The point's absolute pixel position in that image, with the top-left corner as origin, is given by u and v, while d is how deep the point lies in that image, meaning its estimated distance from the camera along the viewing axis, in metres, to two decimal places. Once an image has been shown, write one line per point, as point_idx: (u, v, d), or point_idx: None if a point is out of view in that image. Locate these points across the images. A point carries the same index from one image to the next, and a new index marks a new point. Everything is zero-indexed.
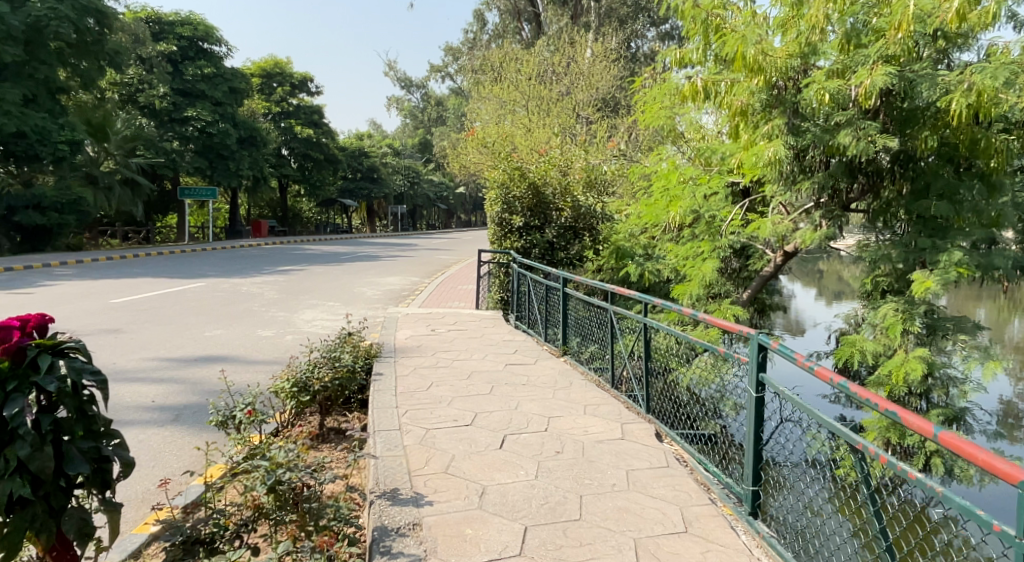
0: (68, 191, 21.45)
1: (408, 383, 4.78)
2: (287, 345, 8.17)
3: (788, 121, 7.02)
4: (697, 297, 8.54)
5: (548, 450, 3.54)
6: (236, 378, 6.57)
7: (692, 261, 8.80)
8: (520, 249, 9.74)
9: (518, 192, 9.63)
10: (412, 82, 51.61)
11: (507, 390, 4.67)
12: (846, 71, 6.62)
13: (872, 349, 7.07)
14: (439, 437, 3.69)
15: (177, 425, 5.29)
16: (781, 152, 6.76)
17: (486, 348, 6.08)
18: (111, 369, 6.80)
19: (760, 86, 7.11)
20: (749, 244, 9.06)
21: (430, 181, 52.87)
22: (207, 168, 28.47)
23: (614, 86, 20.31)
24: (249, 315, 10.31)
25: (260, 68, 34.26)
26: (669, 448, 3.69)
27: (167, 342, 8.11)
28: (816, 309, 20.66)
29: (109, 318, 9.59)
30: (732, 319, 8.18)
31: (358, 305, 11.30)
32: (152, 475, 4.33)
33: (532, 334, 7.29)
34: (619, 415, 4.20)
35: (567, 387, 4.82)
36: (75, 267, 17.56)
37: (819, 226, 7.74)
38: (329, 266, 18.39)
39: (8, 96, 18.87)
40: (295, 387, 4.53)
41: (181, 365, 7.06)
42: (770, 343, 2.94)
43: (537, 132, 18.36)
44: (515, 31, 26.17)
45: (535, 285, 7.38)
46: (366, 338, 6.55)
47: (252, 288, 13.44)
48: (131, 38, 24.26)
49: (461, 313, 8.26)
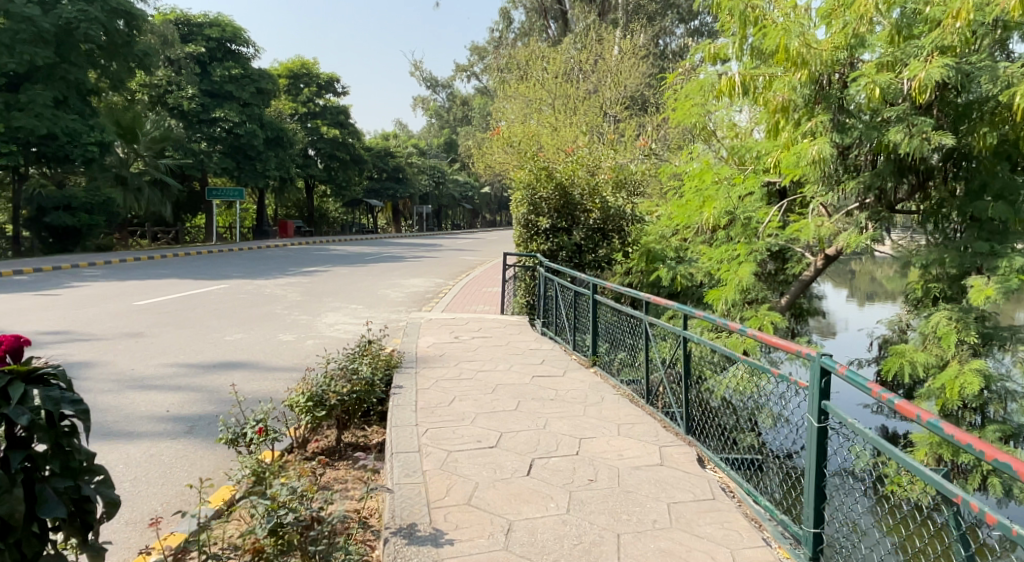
0: (98, 193, 21.59)
1: (429, 398, 4.51)
2: (308, 351, 7.95)
3: (833, 117, 6.64)
4: (733, 302, 8.14)
5: (580, 478, 3.25)
6: (255, 386, 6.36)
7: (728, 265, 8.42)
8: (547, 252, 9.42)
9: (545, 193, 9.30)
10: (438, 82, 51.57)
11: (534, 405, 4.38)
12: (896, 63, 6.27)
13: (924, 360, 6.65)
14: (461, 462, 3.41)
15: (190, 436, 5.05)
16: (826, 151, 6.47)
17: (511, 358, 5.79)
18: (128, 375, 6.63)
19: (803, 82, 6.73)
20: (787, 247, 8.68)
21: (455, 181, 52.77)
22: (234, 169, 28.58)
23: (642, 83, 19.91)
24: (272, 318, 10.14)
25: (287, 69, 34.36)
26: (713, 476, 3.39)
27: (187, 347, 7.95)
28: (851, 311, 20.12)
29: (131, 321, 9.47)
30: (770, 327, 7.77)
31: (381, 309, 11.09)
32: (160, 495, 4.08)
33: (559, 341, 6.99)
34: (657, 436, 3.89)
35: (599, 403, 4.50)
36: (103, 267, 17.62)
37: (865, 228, 7.35)
38: (353, 267, 18.26)
39: (39, 98, 19.01)
40: (311, 401, 4.28)
41: (199, 372, 6.87)
42: (837, 368, 2.59)
43: (564, 131, 18.05)
44: (541, 29, 25.86)
45: (562, 289, 7.06)
46: (387, 345, 6.29)
47: (276, 289, 13.31)
48: (160, 39, 24.39)
49: (486, 318, 7.97)
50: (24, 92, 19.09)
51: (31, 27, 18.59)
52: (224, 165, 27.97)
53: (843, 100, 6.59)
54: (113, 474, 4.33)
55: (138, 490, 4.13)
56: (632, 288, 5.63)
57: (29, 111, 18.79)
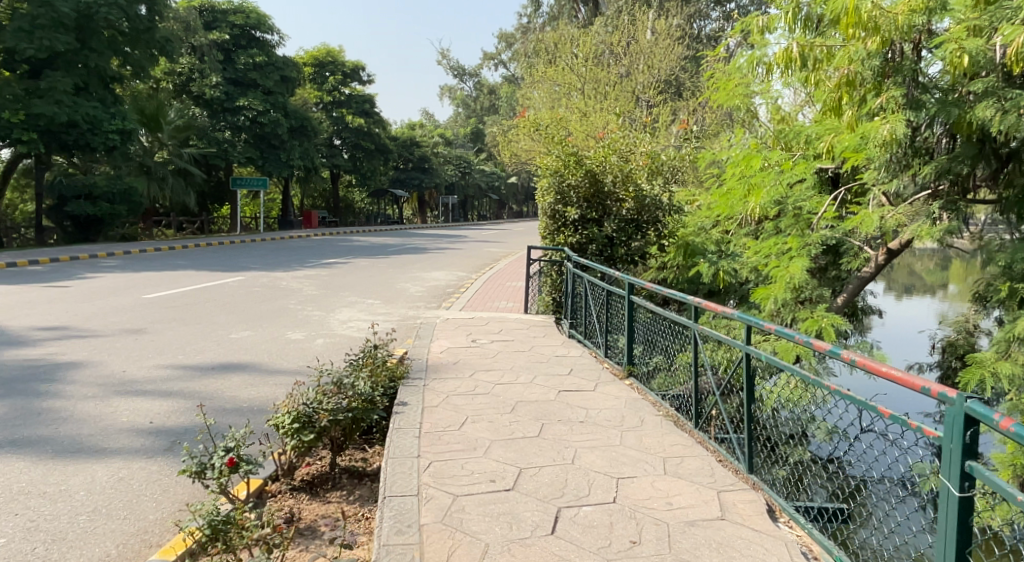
0: (119, 181, 21.24)
1: (437, 419, 3.83)
2: (316, 352, 7.31)
3: (905, 93, 5.94)
4: (783, 302, 7.32)
5: (620, 538, 2.55)
6: (252, 394, 5.73)
7: (777, 261, 7.59)
8: (575, 245, 8.63)
9: (574, 180, 8.53)
10: (465, 71, 50.85)
11: (561, 431, 3.69)
12: (983, 29, 5.51)
13: (1009, 371, 5.87)
14: (469, 511, 2.73)
15: (169, 454, 4.42)
16: (898, 131, 5.80)
17: (533, 367, 5.07)
18: (118, 378, 6.06)
19: (871, 51, 5.97)
20: (843, 240, 7.87)
21: (482, 171, 52.21)
22: (258, 158, 28.13)
23: (676, 67, 18.98)
24: (283, 314, 9.55)
25: (312, 57, 33.86)
26: (791, 536, 2.67)
27: (186, 347, 7.36)
28: (893, 306, 19.13)
29: (135, 315, 8.95)
30: (830, 330, 6.95)
31: (399, 304, 10.45)
32: (117, 531, 3.44)
33: (589, 346, 6.26)
34: (711, 476, 3.18)
35: (638, 427, 3.79)
36: (121, 257, 17.26)
37: (939, 219, 6.65)
38: (374, 259, 17.68)
39: (58, 85, 18.71)
40: (296, 422, 3.64)
41: (196, 375, 6.28)
42: (998, 421, 1.94)
43: (594, 117, 17.25)
44: (571, 13, 25.00)
45: (592, 288, 6.33)
46: (395, 351, 5.63)
47: (292, 282, 12.75)
48: (183, 26, 23.93)
49: (509, 317, 7.28)
50: (45, 79, 18.81)
51: (51, 13, 18.27)
52: (249, 154, 27.56)
53: (918, 71, 5.94)
54: (70, 503, 3.69)
55: (95, 524, 3.50)
56: (670, 287, 4.83)
57: (49, 98, 18.52)
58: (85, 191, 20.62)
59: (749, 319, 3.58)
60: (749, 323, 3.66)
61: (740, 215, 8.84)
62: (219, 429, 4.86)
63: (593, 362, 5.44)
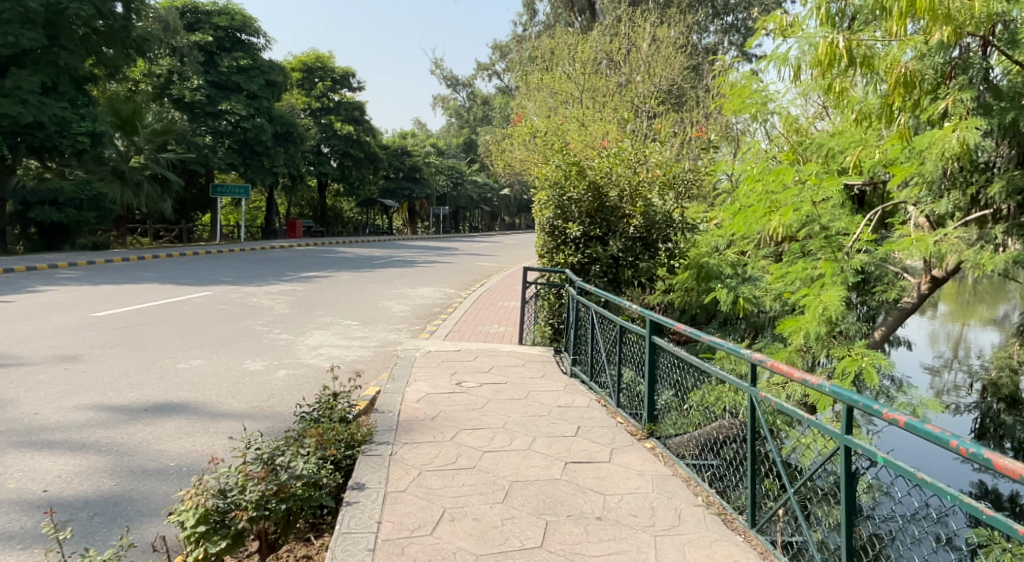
0: (88, 187, 20.23)
1: (401, 515, 2.80)
2: (274, 388, 6.28)
3: (975, 96, 5.26)
4: (815, 336, 6.18)
5: None
6: (182, 448, 4.70)
7: (807, 288, 6.54)
8: (576, 266, 7.67)
9: (576, 193, 7.58)
10: (458, 81, 50.01)
11: (574, 537, 2.66)
12: None
13: None
14: None
15: (45, 546, 3.35)
16: (971, 139, 4.97)
17: (531, 426, 4.02)
18: (29, 423, 5.04)
19: (933, 48, 5.38)
20: (880, 266, 6.85)
21: (473, 182, 51.46)
22: (240, 165, 27.05)
23: (679, 76, 18.09)
24: (247, 338, 8.52)
25: (300, 62, 32.98)
26: None
27: (126, 380, 6.33)
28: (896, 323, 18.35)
29: (76, 339, 7.89)
30: (875, 369, 5.87)
31: (378, 327, 9.42)
32: None
33: (595, 388, 5.23)
34: None
35: (675, 529, 2.79)
36: (84, 267, 16.11)
37: (1002, 245, 5.84)
38: (356, 272, 16.64)
39: (24, 84, 17.59)
40: (204, 522, 2.68)
41: (124, 419, 5.26)
42: None
43: (592, 127, 16.37)
44: (567, 23, 24.21)
45: (601, 320, 5.30)
46: (359, 399, 4.64)
47: (264, 299, 11.72)
48: (161, 25, 22.93)
49: (498, 349, 6.28)
50: (10, 77, 17.66)
51: (17, 8, 17.19)
52: (230, 160, 26.51)
53: (986, 70, 5.36)
54: None
55: None
56: (711, 335, 3.85)
57: (13, 98, 17.36)
58: (50, 196, 19.52)
59: (847, 397, 2.72)
60: (846, 402, 2.77)
61: (758, 234, 7.89)
62: (85, 540, 3.45)
63: (604, 414, 4.42)
